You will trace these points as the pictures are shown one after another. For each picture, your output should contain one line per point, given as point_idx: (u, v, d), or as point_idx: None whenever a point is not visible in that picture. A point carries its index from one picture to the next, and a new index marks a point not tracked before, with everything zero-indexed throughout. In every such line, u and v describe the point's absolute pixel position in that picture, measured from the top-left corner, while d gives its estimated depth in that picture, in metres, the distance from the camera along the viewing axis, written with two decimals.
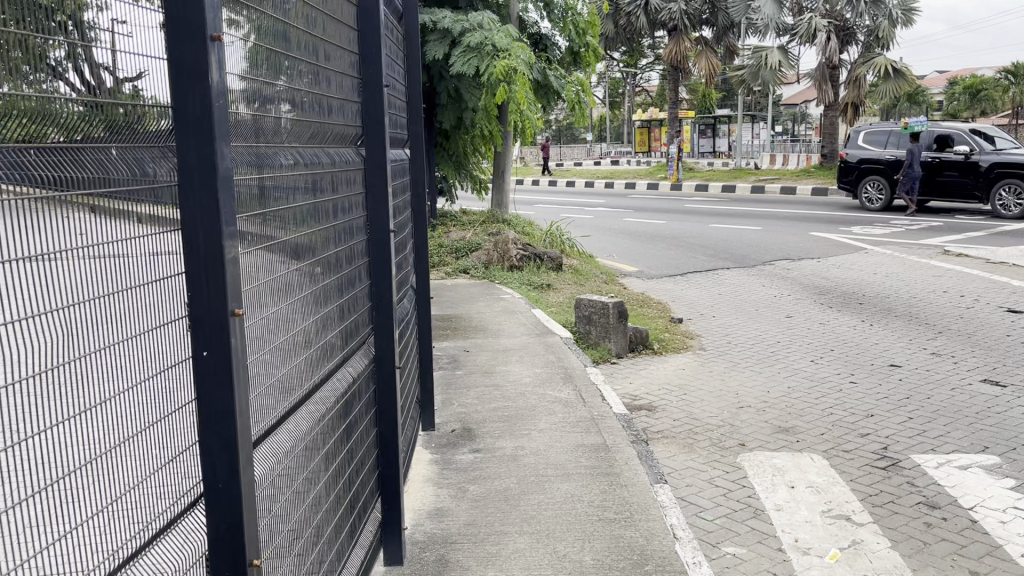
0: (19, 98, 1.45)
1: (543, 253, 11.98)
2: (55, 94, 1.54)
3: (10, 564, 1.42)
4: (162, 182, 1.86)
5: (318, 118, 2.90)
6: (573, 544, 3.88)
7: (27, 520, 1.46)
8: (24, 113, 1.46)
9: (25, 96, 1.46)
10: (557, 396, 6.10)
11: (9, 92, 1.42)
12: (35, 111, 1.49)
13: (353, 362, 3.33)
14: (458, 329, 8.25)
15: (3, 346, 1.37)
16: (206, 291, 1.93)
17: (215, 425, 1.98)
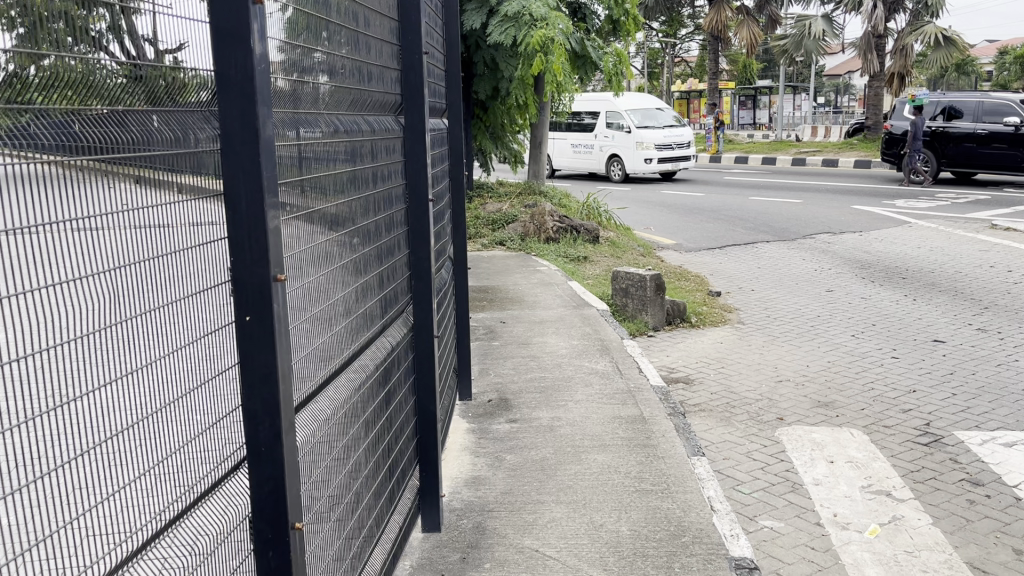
0: (65, 70, 1.46)
1: (580, 225, 11.97)
2: (98, 65, 1.55)
3: (55, 525, 1.44)
4: (204, 150, 1.87)
5: (358, 86, 2.89)
6: (610, 515, 3.88)
7: (79, 481, 1.49)
8: (71, 84, 1.48)
9: (71, 67, 1.47)
10: (593, 367, 6.10)
11: (55, 62, 1.43)
12: (80, 82, 1.50)
13: (391, 332, 3.35)
14: (495, 300, 8.27)
15: (47, 309, 1.38)
16: (248, 257, 1.94)
17: (258, 390, 2.00)
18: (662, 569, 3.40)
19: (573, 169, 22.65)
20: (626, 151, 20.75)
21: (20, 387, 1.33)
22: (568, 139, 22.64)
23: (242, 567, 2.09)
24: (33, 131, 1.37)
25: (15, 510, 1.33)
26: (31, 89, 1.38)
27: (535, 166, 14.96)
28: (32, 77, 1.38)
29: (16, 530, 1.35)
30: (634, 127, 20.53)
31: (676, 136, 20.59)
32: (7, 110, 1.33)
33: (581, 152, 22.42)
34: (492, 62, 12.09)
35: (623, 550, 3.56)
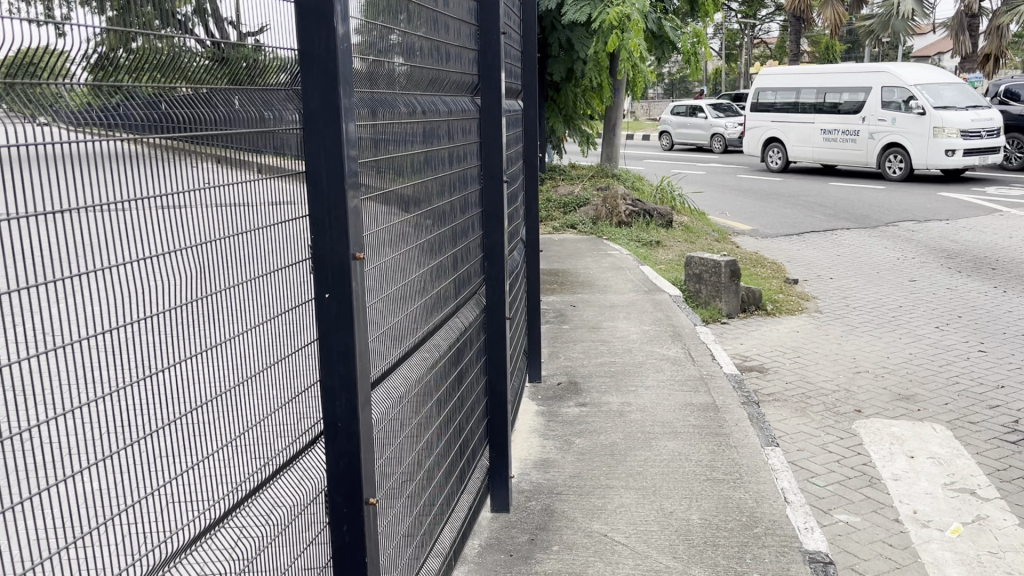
0: (153, 51, 1.50)
1: (653, 210, 11.86)
2: (183, 49, 1.58)
3: (134, 497, 1.48)
4: (286, 132, 1.91)
5: (437, 66, 2.91)
6: (680, 502, 3.84)
7: (163, 450, 1.54)
8: (158, 65, 1.51)
9: (157, 49, 1.51)
10: (665, 353, 6.03)
11: (142, 45, 1.47)
12: (166, 64, 1.53)
13: (464, 313, 3.37)
14: (565, 284, 8.25)
15: (123, 287, 1.41)
16: (330, 236, 1.99)
17: (336, 365, 2.05)
18: (733, 559, 3.36)
19: (828, 160, 18.51)
20: (916, 138, 16.56)
21: (109, 359, 1.38)
22: (817, 123, 18.55)
23: (318, 539, 2.14)
24: (122, 112, 1.41)
25: (104, 476, 1.39)
26: (120, 70, 1.42)
27: (608, 149, 14.94)
28: (121, 58, 1.42)
29: (106, 497, 1.40)
30: (928, 106, 16.31)
31: (983, 123, 16.41)
32: (97, 89, 1.37)
33: (836, 139, 18.29)
34: (568, 43, 12.07)
35: (693, 539, 3.52)
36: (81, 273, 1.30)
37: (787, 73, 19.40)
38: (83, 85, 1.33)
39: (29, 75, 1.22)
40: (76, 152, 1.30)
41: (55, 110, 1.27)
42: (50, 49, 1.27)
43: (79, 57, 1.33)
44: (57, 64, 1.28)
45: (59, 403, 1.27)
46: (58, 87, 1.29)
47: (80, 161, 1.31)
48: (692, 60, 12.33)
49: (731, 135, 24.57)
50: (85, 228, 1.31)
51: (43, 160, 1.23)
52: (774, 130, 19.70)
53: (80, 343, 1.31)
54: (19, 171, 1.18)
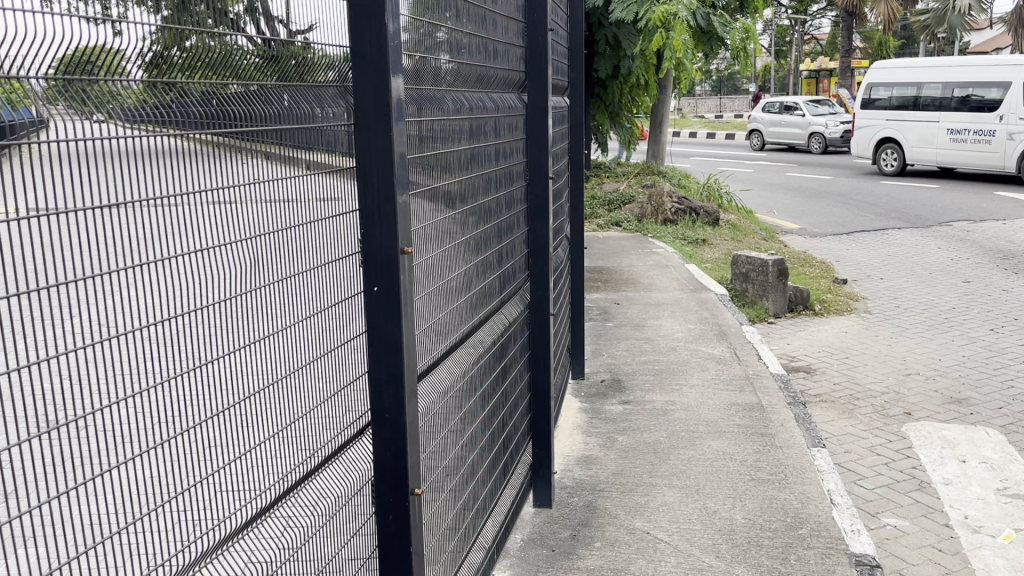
0: (205, 49, 1.54)
1: (700, 208, 11.74)
2: (234, 46, 1.62)
3: (180, 486, 1.50)
4: (334, 128, 1.94)
5: (484, 62, 2.93)
6: (724, 502, 3.82)
7: (213, 439, 1.57)
8: (210, 64, 1.55)
9: (210, 47, 1.55)
10: (710, 352, 5.98)
11: (195, 43, 1.51)
12: (218, 62, 1.57)
13: (508, 308, 3.38)
14: (610, 281, 8.23)
15: (169, 281, 1.44)
16: (380, 230, 2.04)
17: (384, 357, 2.10)
18: (777, 560, 3.32)
19: (956, 163, 16.51)
20: None
21: (160, 349, 1.42)
22: (942, 121, 16.51)
23: (365, 528, 2.19)
24: (176, 109, 1.45)
25: (155, 462, 1.43)
26: (174, 68, 1.45)
27: (655, 147, 14.86)
28: (175, 57, 1.46)
29: (157, 483, 1.45)
30: None
31: None
32: (151, 87, 1.41)
33: (967, 140, 16.24)
34: (614, 40, 12.03)
35: (737, 538, 3.50)
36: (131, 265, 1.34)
37: (904, 65, 17.36)
38: (138, 83, 1.38)
39: (85, 73, 1.28)
40: (128, 147, 1.34)
41: (111, 108, 1.32)
42: (106, 48, 1.31)
43: (135, 56, 1.37)
44: (113, 63, 1.33)
45: (110, 391, 1.32)
46: (114, 85, 1.33)
47: (131, 156, 1.35)
48: (741, 56, 12.16)
49: (833, 134, 22.46)
50: (135, 221, 1.35)
51: (97, 156, 1.27)
52: (889, 130, 17.73)
53: (131, 334, 1.35)
54: (74, 168, 1.23)
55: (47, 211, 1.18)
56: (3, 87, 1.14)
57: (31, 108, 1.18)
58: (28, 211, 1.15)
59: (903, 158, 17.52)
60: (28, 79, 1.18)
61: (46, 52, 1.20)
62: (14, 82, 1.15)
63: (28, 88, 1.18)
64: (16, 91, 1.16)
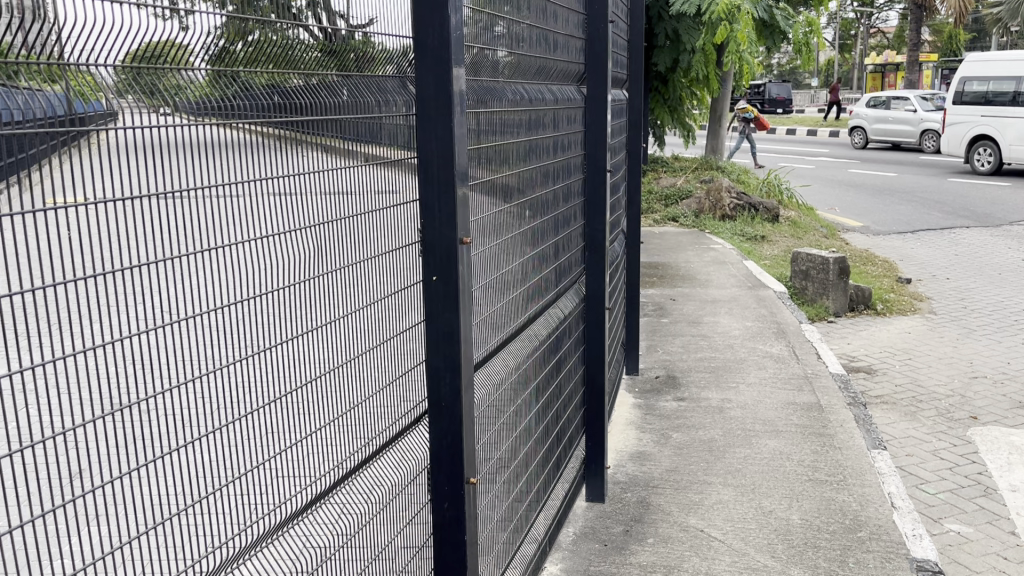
0: (268, 45, 1.57)
1: (759, 204, 11.56)
2: (296, 41, 1.65)
3: (239, 470, 1.53)
4: (393, 120, 1.97)
5: (545, 54, 2.93)
6: (780, 502, 3.76)
7: (272, 424, 1.60)
8: (272, 59, 1.58)
9: (272, 42, 1.58)
10: (768, 350, 5.90)
11: (258, 38, 1.54)
12: (280, 56, 1.60)
13: (564, 301, 3.38)
14: (666, 277, 8.16)
15: (228, 268, 1.46)
16: (441, 219, 2.08)
17: (443, 346, 2.14)
18: (834, 562, 3.26)
19: None
20: None
21: (220, 335, 1.45)
22: None
23: (422, 515, 2.22)
24: (240, 102, 1.48)
25: (214, 446, 1.46)
26: (237, 61, 1.48)
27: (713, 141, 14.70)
28: (239, 50, 1.49)
29: (217, 466, 1.48)
30: None
31: None
32: (217, 79, 1.44)
33: None
34: (675, 34, 11.95)
35: (793, 539, 3.44)
36: (192, 252, 1.37)
37: (1001, 58, 16.66)
38: (203, 76, 1.40)
39: (154, 66, 1.31)
40: (192, 138, 1.36)
41: (177, 101, 1.35)
42: (172, 42, 1.34)
43: (201, 50, 1.40)
44: (179, 57, 1.36)
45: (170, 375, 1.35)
46: (180, 79, 1.36)
47: (194, 145, 1.37)
48: (804, 50, 11.91)
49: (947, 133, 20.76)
50: (198, 209, 1.38)
51: (160, 145, 1.30)
52: (986, 126, 16.97)
53: (191, 319, 1.38)
54: (136, 158, 1.26)
55: (108, 199, 1.21)
56: (74, 80, 1.18)
57: (102, 101, 1.22)
58: (93, 198, 1.18)
59: (1002, 157, 16.74)
60: (99, 70, 1.22)
61: (115, 44, 1.24)
62: (85, 75, 1.20)
63: (100, 79, 1.22)
64: (86, 84, 1.20)
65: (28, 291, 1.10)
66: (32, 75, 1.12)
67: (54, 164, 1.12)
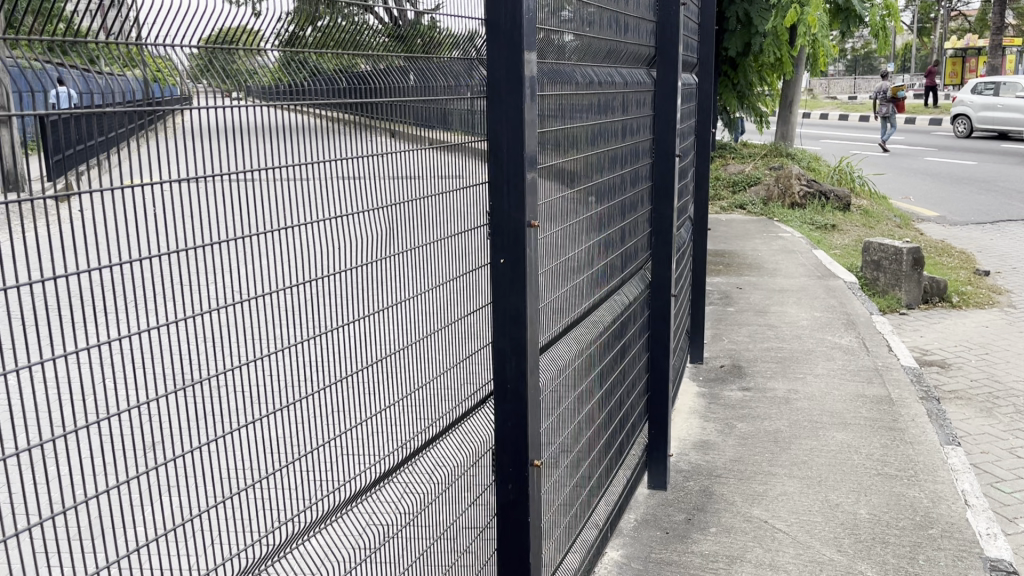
0: (337, 30, 1.59)
1: (830, 191, 11.28)
2: (364, 26, 1.67)
3: (307, 447, 1.55)
4: (460, 104, 1.97)
5: (615, 36, 2.91)
6: (847, 495, 3.69)
7: (338, 407, 1.62)
8: (340, 43, 1.60)
9: (341, 27, 1.60)
10: (837, 341, 5.77)
11: (328, 24, 1.56)
12: (347, 41, 1.62)
13: (630, 287, 3.37)
14: (733, 265, 8.04)
15: (297, 249, 1.47)
16: (510, 203, 2.10)
17: (511, 328, 2.16)
18: (904, 559, 3.19)
19: None
20: None
21: (289, 315, 1.47)
22: None
23: (486, 495, 2.25)
24: (312, 86, 1.50)
25: (283, 422, 1.49)
26: (307, 46, 1.51)
27: (784, 127, 14.39)
28: (308, 35, 1.51)
29: (286, 443, 1.51)
30: None
31: None
32: (287, 63, 1.46)
33: None
34: (746, 17, 11.70)
35: (861, 534, 3.37)
36: (263, 231, 1.39)
37: None
38: (274, 61, 1.43)
39: (227, 51, 1.34)
40: (264, 120, 1.39)
41: (248, 86, 1.37)
42: (245, 27, 1.37)
43: (271, 36, 1.43)
44: (252, 42, 1.39)
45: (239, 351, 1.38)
46: (252, 65, 1.39)
47: (267, 128, 1.39)
48: (881, 34, 11.52)
49: None
50: (270, 190, 1.40)
51: (229, 126, 1.32)
52: None
53: (260, 297, 1.41)
54: (210, 139, 1.29)
55: (182, 179, 1.24)
56: (152, 65, 1.22)
57: (179, 85, 1.25)
58: (168, 177, 1.22)
59: None
60: (174, 54, 1.25)
61: (191, 27, 1.27)
62: (161, 59, 1.23)
63: (176, 62, 1.25)
64: (163, 69, 1.23)
65: (105, 266, 1.15)
66: (112, 59, 1.16)
67: (131, 146, 1.17)
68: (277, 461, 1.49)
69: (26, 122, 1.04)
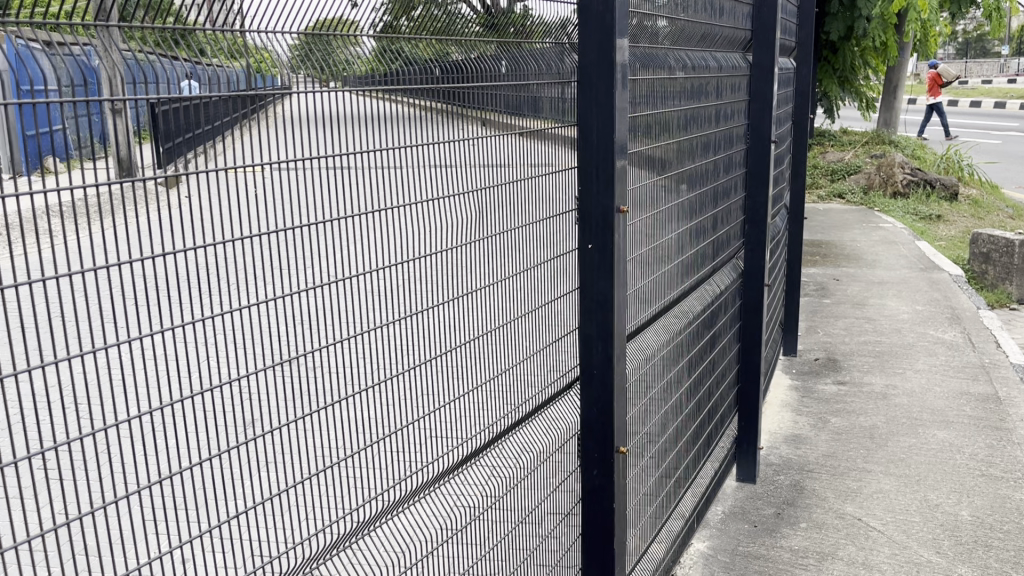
0: (430, 20, 1.61)
1: (936, 180, 10.72)
2: (458, 15, 1.69)
3: (391, 428, 1.58)
4: (550, 91, 1.97)
5: (710, 20, 2.85)
6: (948, 496, 3.54)
7: (417, 386, 1.63)
8: (433, 33, 1.62)
9: (434, 17, 1.62)
10: (940, 336, 5.54)
11: (422, 13, 1.58)
12: (440, 30, 1.64)
13: (721, 276, 3.31)
14: (830, 256, 7.80)
15: (382, 234, 1.49)
16: (599, 188, 2.09)
17: (598, 314, 2.16)
18: (1007, 563, 3.05)
19: None
20: None
21: (375, 297, 1.50)
22: None
23: (571, 479, 2.26)
24: (404, 75, 1.53)
25: (366, 403, 1.52)
26: (401, 36, 1.54)
27: (888, 114, 13.85)
28: (403, 26, 1.54)
29: (368, 425, 1.53)
30: None
31: None
32: (382, 53, 1.49)
33: None
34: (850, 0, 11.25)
35: (961, 536, 3.24)
36: (351, 216, 1.41)
37: None
38: (370, 51, 1.46)
39: (325, 42, 1.38)
40: (354, 107, 1.41)
41: (346, 76, 1.41)
42: (343, 18, 1.41)
43: (367, 27, 1.46)
44: (349, 32, 1.42)
45: (326, 333, 1.41)
46: (349, 54, 1.43)
47: (355, 116, 1.41)
48: (995, 16, 10.92)
49: None
50: (358, 175, 1.42)
51: (321, 113, 1.35)
52: None
53: (348, 280, 1.44)
54: (304, 127, 1.32)
55: (278, 163, 1.27)
56: (255, 56, 1.26)
57: (279, 76, 1.30)
58: (265, 161, 1.26)
59: None
60: (275, 47, 1.29)
61: (291, 21, 1.31)
62: (264, 52, 1.27)
63: (276, 54, 1.29)
64: (265, 60, 1.28)
65: (206, 247, 1.20)
66: (218, 52, 1.21)
67: (234, 135, 1.22)
68: (358, 443, 1.51)
69: (139, 109, 1.10)
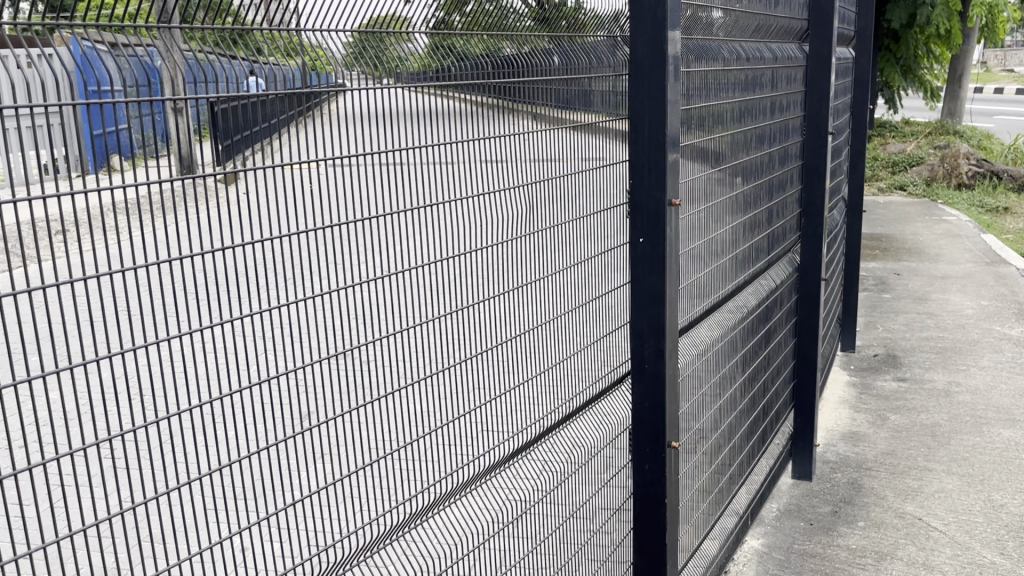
0: (482, 15, 1.62)
1: (1003, 171, 10.40)
2: (510, 10, 1.70)
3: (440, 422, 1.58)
4: (602, 83, 1.96)
5: (765, 10, 2.81)
6: (1013, 496, 3.44)
7: (467, 381, 1.63)
8: (485, 28, 1.63)
9: (487, 12, 1.63)
10: (1006, 332, 5.37)
11: (474, 9, 1.59)
12: (493, 25, 1.65)
13: (777, 271, 3.26)
14: (890, 250, 7.62)
15: (434, 228, 1.50)
16: (650, 181, 2.08)
17: (649, 309, 2.15)
18: None
19: None
20: None
21: (425, 292, 1.50)
22: None
23: (622, 473, 2.25)
24: (456, 70, 1.54)
25: (416, 397, 1.52)
26: (453, 31, 1.55)
27: (952, 104, 13.48)
28: (455, 22, 1.55)
29: (418, 418, 1.54)
30: None
31: None
32: (435, 49, 1.51)
33: None
34: None
35: None
36: (400, 211, 1.42)
37: None
38: (422, 47, 1.48)
39: (378, 38, 1.40)
40: (404, 104, 1.42)
41: (398, 72, 1.43)
42: (395, 15, 1.42)
43: (419, 23, 1.48)
44: (401, 29, 1.44)
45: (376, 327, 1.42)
46: (402, 51, 1.44)
47: (405, 112, 1.42)
48: None
49: None
50: (407, 171, 1.43)
51: (371, 110, 1.36)
52: None
53: (399, 275, 1.44)
54: (356, 124, 1.33)
55: (332, 160, 1.28)
56: (311, 54, 1.28)
57: (334, 74, 1.32)
58: (320, 157, 1.27)
59: None
60: (330, 45, 1.31)
61: (345, 19, 1.33)
62: (319, 49, 1.29)
63: (331, 52, 1.31)
64: (320, 57, 1.29)
65: (260, 241, 1.22)
66: (274, 50, 1.23)
67: (291, 132, 1.24)
68: (408, 435, 1.52)
69: (198, 107, 1.13)
